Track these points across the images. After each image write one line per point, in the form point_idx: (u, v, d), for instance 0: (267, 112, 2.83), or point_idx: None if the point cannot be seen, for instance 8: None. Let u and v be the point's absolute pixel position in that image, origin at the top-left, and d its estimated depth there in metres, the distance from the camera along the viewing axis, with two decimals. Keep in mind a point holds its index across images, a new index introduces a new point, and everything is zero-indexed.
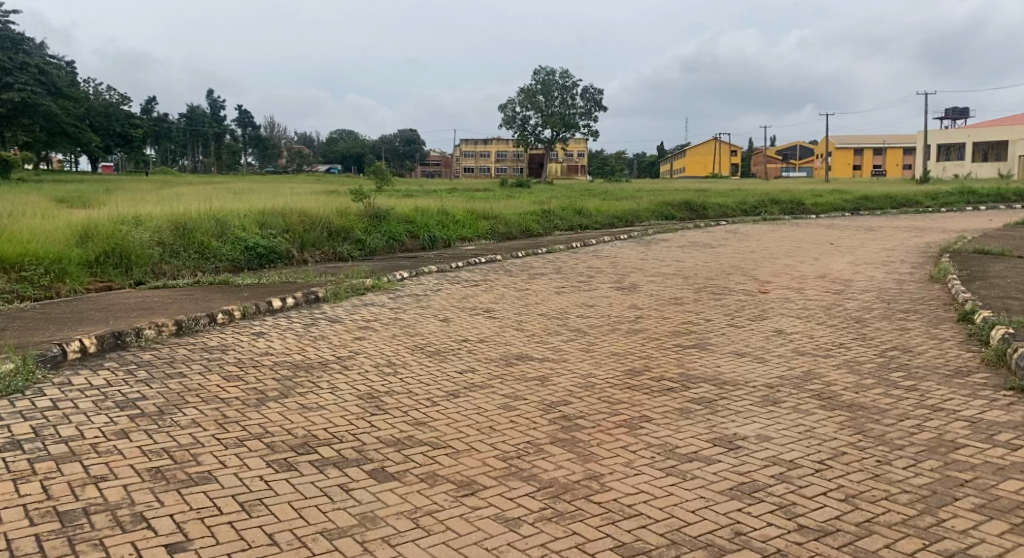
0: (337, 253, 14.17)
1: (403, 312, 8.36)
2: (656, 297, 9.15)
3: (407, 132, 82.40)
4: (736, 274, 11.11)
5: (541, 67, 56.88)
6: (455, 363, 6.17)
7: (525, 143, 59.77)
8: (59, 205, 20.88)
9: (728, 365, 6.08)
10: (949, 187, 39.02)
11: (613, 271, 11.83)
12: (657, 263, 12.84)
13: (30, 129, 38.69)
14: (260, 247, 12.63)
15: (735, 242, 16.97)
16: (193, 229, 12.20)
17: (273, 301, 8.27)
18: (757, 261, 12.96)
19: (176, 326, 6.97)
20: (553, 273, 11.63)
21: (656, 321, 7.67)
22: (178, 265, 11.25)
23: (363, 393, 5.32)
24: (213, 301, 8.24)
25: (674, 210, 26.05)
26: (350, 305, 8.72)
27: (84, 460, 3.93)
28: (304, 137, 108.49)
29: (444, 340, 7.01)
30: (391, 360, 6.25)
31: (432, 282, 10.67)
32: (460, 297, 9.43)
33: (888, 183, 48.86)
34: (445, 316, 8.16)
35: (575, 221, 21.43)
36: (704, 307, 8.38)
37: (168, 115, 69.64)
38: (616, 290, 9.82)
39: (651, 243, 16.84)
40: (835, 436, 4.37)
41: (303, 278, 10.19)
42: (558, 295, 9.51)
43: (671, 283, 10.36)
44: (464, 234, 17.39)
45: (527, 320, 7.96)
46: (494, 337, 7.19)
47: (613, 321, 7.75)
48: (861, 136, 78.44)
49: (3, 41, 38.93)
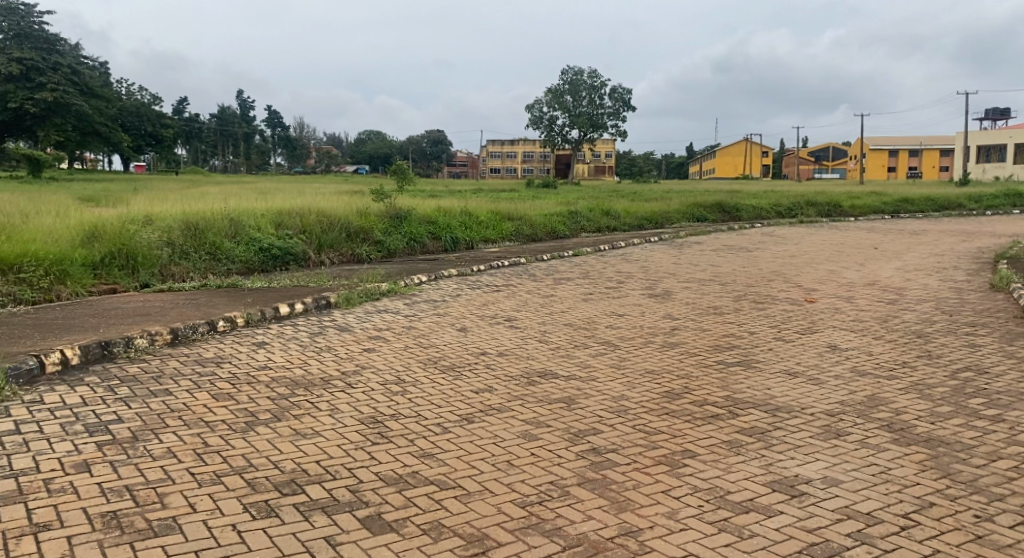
0: (355, 255, 13.62)
1: (419, 321, 7.76)
2: (692, 307, 8.47)
3: (435, 131, 82.07)
4: (777, 281, 10.38)
5: (569, 66, 56.23)
6: (471, 382, 5.55)
7: (552, 143, 59.08)
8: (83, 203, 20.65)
9: (777, 386, 5.40)
10: (993, 189, 37.67)
11: (644, 276, 11.15)
12: (691, 268, 12.16)
13: (62, 129, 38.80)
14: (275, 249, 12.12)
15: (772, 246, 16.20)
16: (205, 228, 11.72)
17: (280, 308, 7.71)
18: (798, 267, 12.20)
19: (170, 335, 6.45)
20: (580, 278, 10.98)
21: (694, 334, 7.01)
22: (188, 266, 10.75)
23: (366, 417, 4.71)
24: (216, 306, 7.72)
25: (706, 212, 25.27)
26: (362, 312, 8.15)
27: (30, 501, 3.37)
28: (333, 138, 108.76)
29: (460, 353, 6.38)
30: (402, 376, 5.64)
31: (451, 287, 10.07)
32: (480, 303, 8.82)
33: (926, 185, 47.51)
34: (463, 326, 7.54)
35: (603, 222, 20.77)
36: (746, 319, 7.70)
37: (198, 116, 69.94)
38: (649, 297, 9.16)
39: (683, 246, 16.10)
40: (917, 480, 3.67)
41: (316, 281, 9.65)
42: (586, 302, 8.87)
43: (707, 290, 9.67)
44: (488, 235, 16.80)
45: (553, 331, 7.31)
46: (516, 350, 6.56)
47: (646, 333, 7.09)
48: (896, 138, 76.74)
49: (39, 42, 39.22)
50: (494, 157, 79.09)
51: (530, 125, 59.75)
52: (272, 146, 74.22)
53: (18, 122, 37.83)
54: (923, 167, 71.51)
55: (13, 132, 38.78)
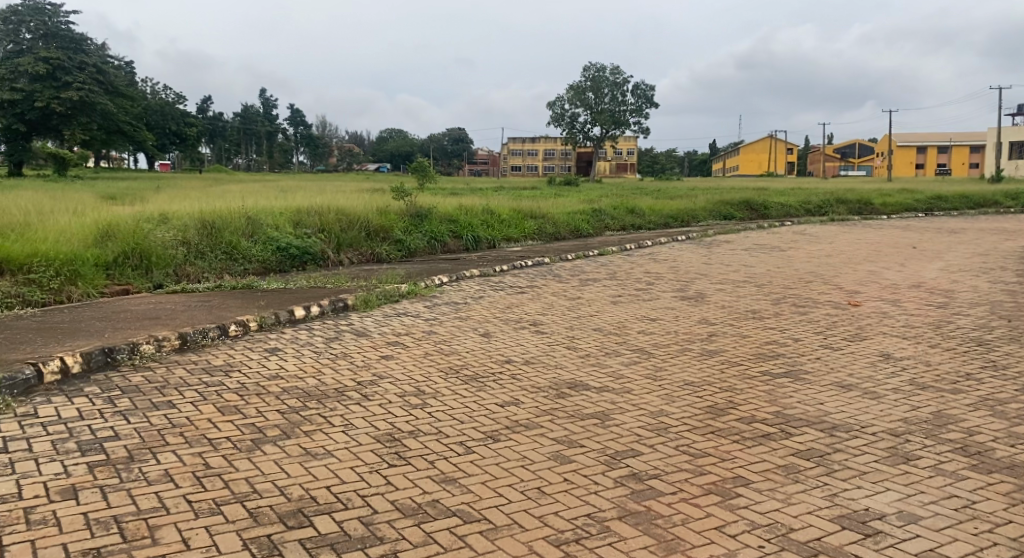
0: (375, 254, 13.26)
1: (441, 325, 7.36)
2: (729, 311, 8.01)
3: (457, 129, 81.61)
4: (815, 283, 9.90)
5: (591, 63, 55.64)
6: (497, 394, 5.14)
7: (573, 140, 58.51)
8: (106, 202, 20.51)
9: (831, 401, 4.95)
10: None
11: (675, 277, 10.71)
12: (723, 268, 11.68)
13: (88, 128, 38.93)
14: (293, 248, 11.79)
15: (805, 246, 15.64)
16: (222, 227, 11.41)
17: (295, 311, 7.36)
18: (836, 268, 11.69)
19: (179, 340, 6.10)
20: (608, 279, 10.56)
21: (734, 341, 6.56)
22: (204, 267, 10.43)
23: (382, 434, 4.32)
24: (228, 309, 7.38)
25: (733, 209, 24.70)
26: (380, 315, 7.77)
27: (7, 535, 3.03)
28: (355, 136, 108.81)
29: (484, 361, 5.99)
30: (422, 387, 5.24)
31: (474, 288, 9.69)
32: (504, 306, 8.41)
33: (957, 182, 46.43)
34: (486, 330, 7.14)
35: (628, 221, 20.29)
36: (788, 324, 7.24)
37: (221, 115, 70.20)
38: (682, 300, 8.71)
39: (713, 245, 15.61)
40: (1009, 518, 3.22)
41: (334, 282, 9.30)
42: (616, 305, 8.44)
43: (743, 293, 9.20)
44: (510, 234, 16.41)
45: (582, 337, 6.89)
46: (544, 358, 6.14)
47: (683, 340, 6.65)
48: (926, 134, 75.35)
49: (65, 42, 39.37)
50: (516, 155, 78.66)
51: (552, 123, 59.25)
52: (295, 145, 74.30)
53: (44, 121, 37.92)
54: (953, 165, 70.15)
55: (40, 132, 38.92)
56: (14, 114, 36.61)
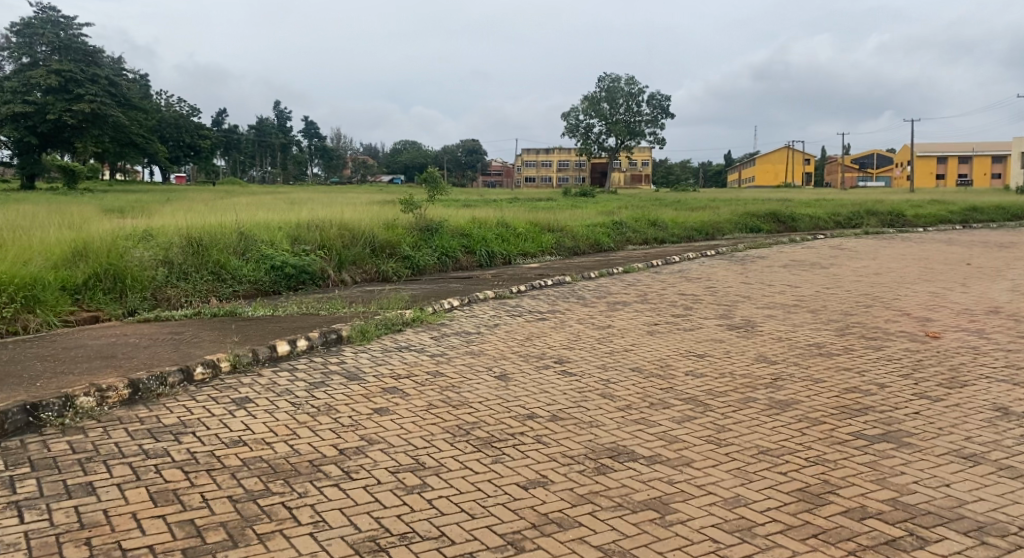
0: (380, 272, 12.14)
1: (449, 363, 6.22)
2: (788, 346, 6.82)
3: (471, 139, 80.61)
4: (877, 311, 8.72)
5: (607, 73, 54.55)
6: (517, 468, 4.00)
7: (588, 151, 57.33)
8: (105, 215, 19.58)
9: (959, 483, 3.77)
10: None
11: (714, 300, 9.55)
12: (766, 290, 10.51)
13: (99, 140, 38.16)
14: (289, 267, 10.68)
15: (847, 262, 14.43)
16: (210, 244, 10.34)
17: (277, 347, 6.24)
18: (892, 290, 10.50)
19: (128, 390, 4.98)
20: (639, 302, 9.42)
21: (806, 392, 5.38)
22: (187, 289, 9.31)
23: (364, 542, 3.21)
24: (199, 344, 6.25)
25: (761, 222, 23.50)
26: (378, 350, 6.64)
27: None
28: (369, 147, 108.10)
29: (502, 416, 4.85)
30: (422, 457, 4.12)
31: (488, 313, 8.57)
32: (523, 338, 7.26)
33: (985, 193, 44.94)
34: (503, 371, 5.99)
35: (650, 233, 19.10)
36: (865, 366, 6.04)
37: (234, 127, 69.59)
38: (730, 330, 7.53)
39: (747, 262, 14.43)
40: None
41: (328, 308, 8.14)
42: (653, 336, 7.27)
43: (798, 323, 8.01)
44: (527, 248, 15.27)
45: (620, 380, 5.72)
46: (576, 411, 4.98)
47: (744, 389, 5.47)
48: (949, 145, 73.86)
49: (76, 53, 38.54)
50: (529, 166, 77.54)
51: (566, 134, 58.18)
52: (308, 157, 73.58)
53: (54, 134, 37.12)
54: (975, 174, 68.43)
55: (50, 144, 38.12)
56: (24, 126, 35.81)
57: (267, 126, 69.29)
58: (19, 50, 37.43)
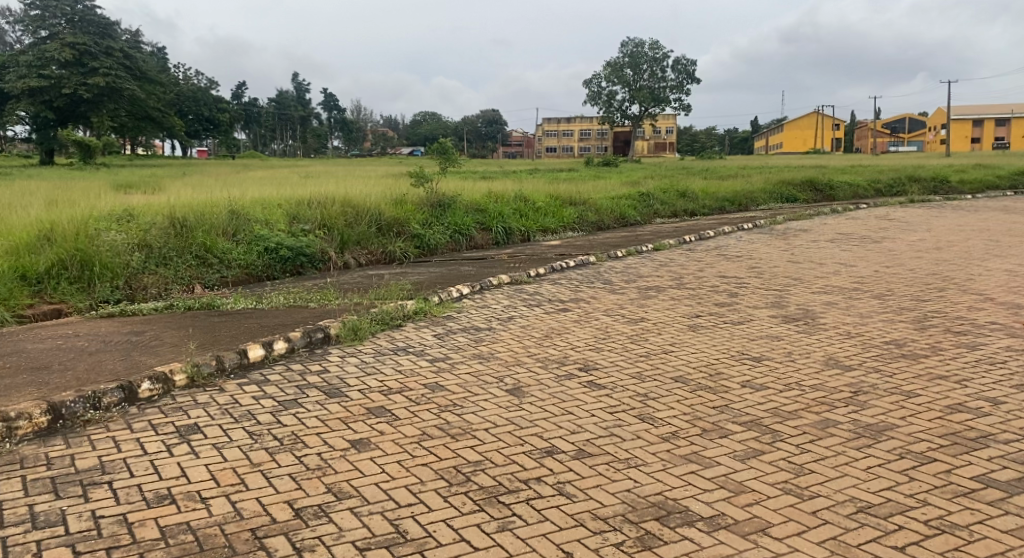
0: (387, 253, 11.08)
1: (453, 371, 5.17)
2: (861, 346, 5.69)
3: (490, 110, 79.17)
4: (953, 298, 7.54)
5: (630, 38, 52.75)
6: (531, 542, 2.99)
7: (611, 120, 55.82)
8: (114, 191, 18.63)
9: None
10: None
11: (762, 285, 8.42)
12: (817, 272, 9.35)
13: (116, 114, 37.36)
14: (284, 248, 9.61)
15: (900, 236, 13.18)
16: (195, 225, 9.31)
17: (249, 352, 5.23)
18: (960, 271, 9.32)
19: (47, 418, 3.98)
20: (674, 287, 8.29)
21: (899, 413, 4.26)
22: (166, 276, 8.28)
23: None
24: (155, 349, 5.21)
25: (796, 191, 22.18)
26: (369, 354, 5.59)
27: None
28: (389, 118, 106.72)
29: (515, 451, 3.79)
30: (405, 523, 3.09)
31: (503, 303, 7.51)
32: (542, 335, 6.19)
33: (1020, 157, 43.03)
34: (518, 381, 4.92)
35: (679, 206, 17.87)
36: (964, 375, 4.90)
37: (252, 100, 68.63)
38: (787, 324, 6.41)
39: (789, 237, 13.24)
40: None
41: (318, 299, 7.08)
42: (697, 333, 6.16)
43: (865, 313, 6.85)
44: (548, 224, 14.15)
45: (661, 397, 4.64)
46: (608, 445, 3.91)
47: (818, 410, 4.37)
48: (986, 108, 71.15)
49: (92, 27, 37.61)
50: (551, 136, 75.93)
51: (588, 102, 56.46)
52: (329, 129, 72.58)
53: (71, 108, 36.39)
54: (1011, 137, 65.98)
55: (67, 119, 37.39)
56: (41, 100, 34.98)
57: (286, 99, 68.22)
58: (34, 23, 36.48)
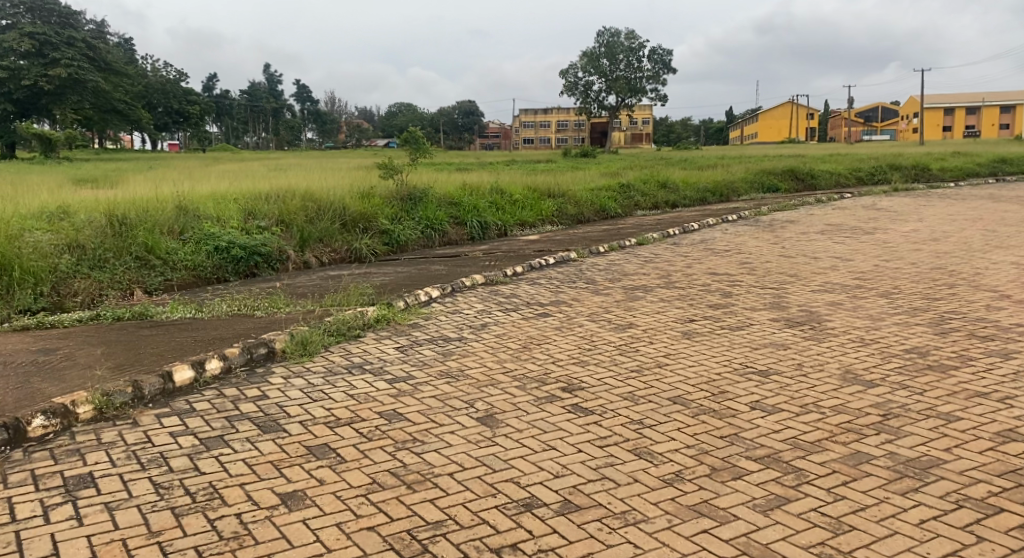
0: (352, 250, 10.28)
1: (415, 394, 4.42)
2: (880, 355, 5.01)
3: (466, 102, 78.03)
4: (965, 295, 6.92)
5: (606, 28, 52.03)
6: None
7: (587, 111, 55.12)
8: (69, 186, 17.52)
9: None
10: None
11: (757, 283, 7.74)
12: (812, 267, 8.70)
13: (79, 107, 35.89)
14: (237, 248, 8.77)
15: (892, 227, 12.61)
16: (137, 223, 8.45)
17: (176, 375, 4.44)
18: (964, 265, 8.72)
19: None
20: (663, 287, 7.59)
21: (944, 444, 3.58)
22: (101, 280, 7.44)
23: None
24: (61, 374, 4.39)
25: (777, 180, 21.64)
26: (318, 373, 4.83)
27: None
28: (363, 111, 105.23)
29: (486, 507, 3.07)
30: None
31: (475, 307, 6.77)
32: (519, 346, 5.44)
33: (992, 144, 43.00)
34: (490, 407, 4.19)
35: (660, 197, 17.21)
36: (1006, 393, 4.24)
37: (222, 93, 67.01)
38: (792, 330, 5.74)
39: (777, 229, 12.61)
40: None
41: (267, 305, 6.29)
42: (693, 341, 5.46)
43: (876, 315, 6.19)
44: (525, 217, 13.41)
45: (659, 425, 3.92)
46: (599, 494, 3.19)
47: (846, 440, 3.68)
48: (959, 96, 71.29)
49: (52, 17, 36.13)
50: (528, 127, 75.13)
51: (564, 92, 55.63)
52: (302, 121, 71.20)
53: (32, 101, 35.01)
54: (983, 126, 66.17)
55: (27, 111, 35.91)
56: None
57: (257, 91, 66.75)
58: None
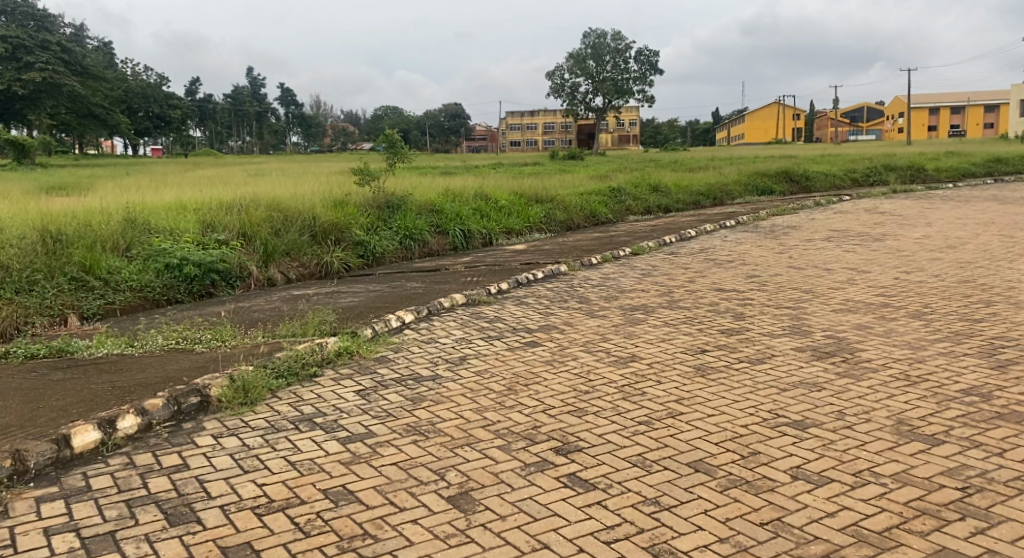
0: (322, 264, 9.40)
1: (372, 460, 3.55)
2: (935, 399, 4.17)
3: (452, 104, 77.01)
4: (1006, 315, 6.11)
5: (591, 29, 51.07)
6: None
7: (574, 113, 54.27)
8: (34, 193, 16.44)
9: None
10: None
11: (770, 301, 6.90)
12: (826, 281, 7.88)
13: (54, 112, 34.63)
14: (191, 265, 7.82)
15: (900, 232, 11.84)
16: (75, 239, 7.59)
17: (74, 439, 3.57)
18: (992, 277, 7.92)
19: None
20: (666, 306, 6.74)
21: None
22: (27, 306, 6.56)
23: None
24: None
25: (771, 182, 20.87)
26: (258, 429, 3.94)
27: None
28: (348, 113, 103.95)
29: None
30: None
31: (453, 334, 5.90)
32: (503, 388, 4.57)
33: (979, 144, 42.46)
34: (467, 479, 3.34)
35: (653, 201, 16.40)
36: None
37: (203, 97, 65.64)
38: (824, 364, 4.89)
39: (779, 236, 11.82)
40: None
41: (211, 337, 5.40)
42: (709, 380, 4.61)
43: (915, 342, 5.36)
44: (512, 224, 12.56)
45: (680, 505, 3.08)
46: None
47: (923, 529, 2.86)
48: (945, 96, 70.96)
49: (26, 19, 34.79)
50: (514, 129, 74.25)
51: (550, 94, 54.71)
52: (286, 125, 69.99)
53: (5, 105, 33.74)
54: (968, 125, 65.87)
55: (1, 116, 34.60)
56: None
57: (240, 95, 65.42)
58: None
